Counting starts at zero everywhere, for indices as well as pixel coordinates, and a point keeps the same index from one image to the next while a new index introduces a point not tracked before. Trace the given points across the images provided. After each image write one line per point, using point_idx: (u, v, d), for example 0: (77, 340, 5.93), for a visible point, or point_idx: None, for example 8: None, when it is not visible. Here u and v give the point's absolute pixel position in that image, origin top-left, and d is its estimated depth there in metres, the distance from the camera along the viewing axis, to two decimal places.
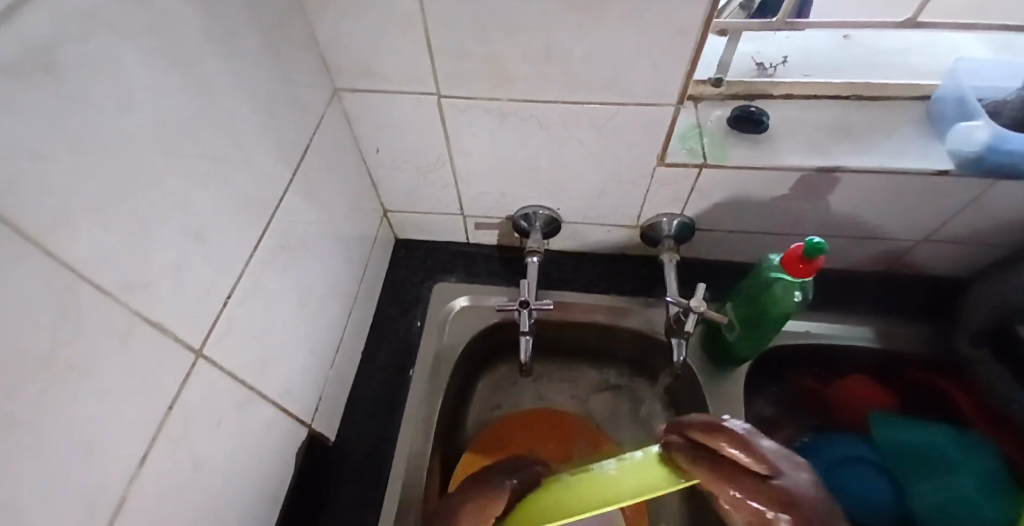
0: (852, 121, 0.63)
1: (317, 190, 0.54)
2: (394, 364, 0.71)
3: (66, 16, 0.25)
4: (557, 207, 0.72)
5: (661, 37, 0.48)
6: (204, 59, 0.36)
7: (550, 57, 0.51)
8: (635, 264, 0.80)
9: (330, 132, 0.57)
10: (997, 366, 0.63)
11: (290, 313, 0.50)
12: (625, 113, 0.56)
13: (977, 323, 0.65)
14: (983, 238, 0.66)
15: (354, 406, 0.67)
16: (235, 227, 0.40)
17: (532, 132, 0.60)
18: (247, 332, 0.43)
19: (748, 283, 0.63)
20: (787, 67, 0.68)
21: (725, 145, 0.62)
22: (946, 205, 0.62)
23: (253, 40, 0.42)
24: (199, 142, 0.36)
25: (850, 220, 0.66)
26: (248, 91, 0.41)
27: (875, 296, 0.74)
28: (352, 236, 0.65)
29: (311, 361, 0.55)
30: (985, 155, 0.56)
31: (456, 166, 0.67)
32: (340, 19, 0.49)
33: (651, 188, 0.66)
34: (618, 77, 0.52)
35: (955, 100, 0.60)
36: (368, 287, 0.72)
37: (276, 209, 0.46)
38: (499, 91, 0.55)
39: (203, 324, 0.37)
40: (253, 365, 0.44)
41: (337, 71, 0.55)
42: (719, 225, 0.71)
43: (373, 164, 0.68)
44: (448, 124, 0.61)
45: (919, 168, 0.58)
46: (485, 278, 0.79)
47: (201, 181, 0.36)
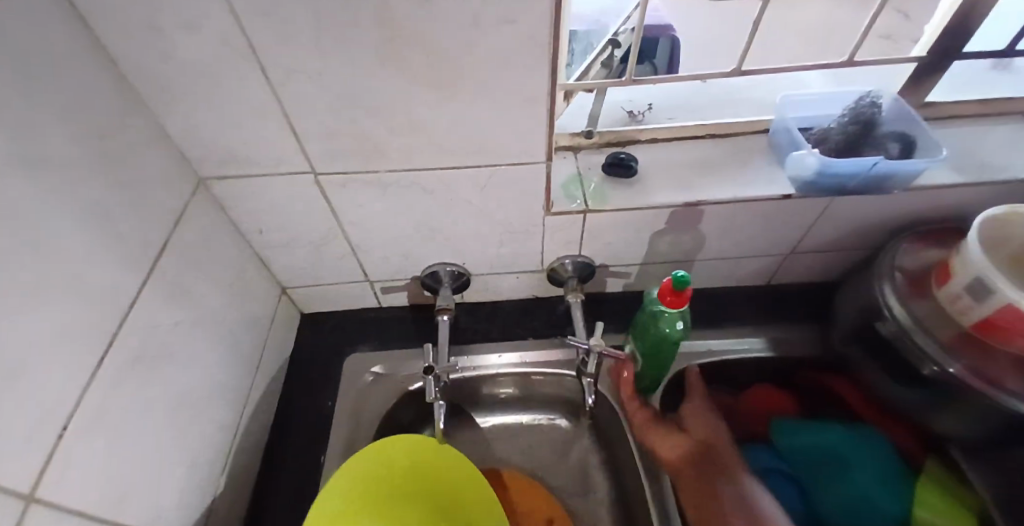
0: (711, 156, 0.69)
1: (185, 283, 0.51)
2: (303, 451, 0.67)
3: None
4: (462, 263, 0.73)
5: (516, 104, 0.50)
6: (13, 181, 0.33)
7: (418, 129, 0.52)
8: (549, 306, 0.82)
9: (199, 223, 0.55)
10: (868, 361, 0.67)
11: (159, 422, 0.46)
12: (500, 172, 0.58)
13: (847, 322, 0.70)
14: (843, 244, 0.73)
15: (260, 507, 0.62)
16: (70, 349, 0.37)
17: (417, 198, 0.61)
18: (96, 460, 0.39)
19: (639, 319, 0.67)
20: (652, 112, 0.74)
21: (604, 191, 0.66)
22: (803, 221, 0.68)
23: (83, 148, 0.40)
24: (16, 268, 0.33)
25: (725, 244, 0.72)
26: (77, 203, 0.39)
27: (767, 307, 0.80)
28: (240, 325, 0.62)
29: (193, 471, 0.51)
30: (817, 178, 0.63)
31: (349, 236, 0.66)
32: (192, 113, 0.48)
33: (545, 235, 0.68)
34: (486, 142, 0.54)
35: (786, 131, 0.68)
36: (267, 373, 0.68)
37: (125, 318, 0.43)
38: (376, 163, 0.56)
39: (30, 468, 0.34)
40: (108, 496, 0.40)
41: (200, 162, 0.53)
42: (620, 261, 0.74)
43: (260, 245, 0.65)
44: (331, 199, 0.60)
45: (769, 194, 0.64)
46: (399, 342, 0.77)
47: (21, 311, 0.33)
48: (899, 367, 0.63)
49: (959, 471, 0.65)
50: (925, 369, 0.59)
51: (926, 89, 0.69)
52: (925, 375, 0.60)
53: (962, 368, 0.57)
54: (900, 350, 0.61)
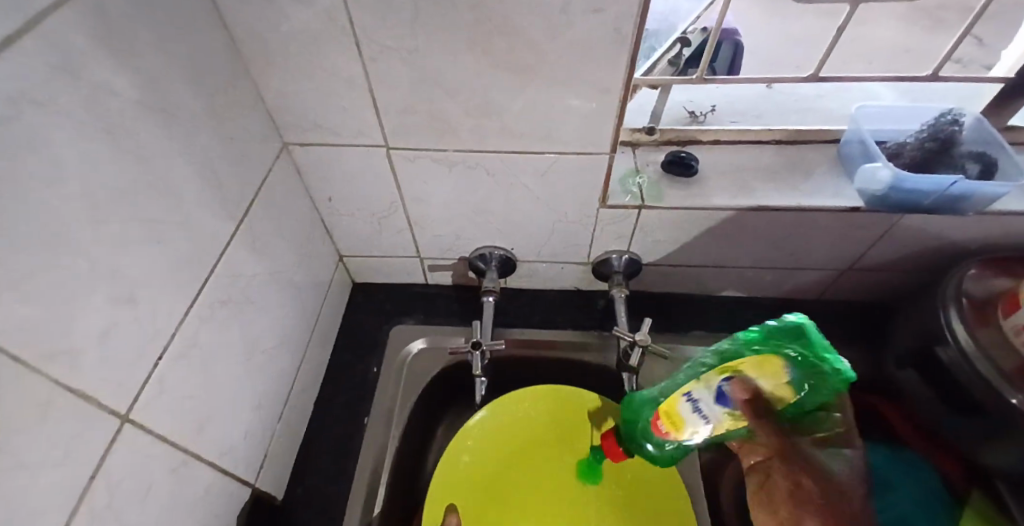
0: (774, 163, 0.68)
1: (265, 240, 0.55)
2: (348, 412, 0.70)
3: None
4: (512, 248, 0.75)
5: (588, 95, 0.51)
6: (140, 127, 0.37)
7: (491, 112, 0.54)
8: (592, 298, 0.83)
9: (280, 185, 0.58)
10: (922, 385, 0.65)
11: (234, 365, 0.50)
12: (563, 161, 0.59)
13: (905, 346, 0.68)
14: (905, 264, 0.71)
15: (304, 458, 0.66)
16: (171, 284, 0.40)
17: (480, 179, 0.63)
18: (182, 390, 0.42)
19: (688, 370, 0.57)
20: (716, 114, 0.74)
21: (661, 188, 0.66)
22: (865, 236, 0.66)
23: (194, 104, 0.43)
24: (135, 205, 0.37)
25: (780, 254, 0.71)
26: (187, 154, 0.42)
27: (817, 322, 0.78)
28: (303, 285, 0.65)
29: (255, 414, 0.55)
30: (888, 192, 0.62)
31: (411, 211, 0.69)
32: (285, 81, 0.51)
33: (598, 228, 0.69)
34: (554, 129, 0.55)
35: (860, 143, 0.66)
36: (321, 334, 0.72)
37: (216, 264, 0.46)
38: (444, 143, 0.58)
39: (131, 385, 0.37)
40: (187, 423, 0.44)
41: (285, 128, 0.57)
42: (670, 260, 0.74)
43: (326, 212, 0.69)
44: (398, 173, 0.62)
45: (833, 206, 0.62)
46: (444, 319, 0.80)
47: (135, 244, 0.37)
48: (957, 393, 0.60)
49: (1005, 503, 0.63)
50: (987, 398, 0.57)
51: (1012, 111, 0.66)
52: (985, 405, 0.57)
53: None
54: (960, 377, 0.59)
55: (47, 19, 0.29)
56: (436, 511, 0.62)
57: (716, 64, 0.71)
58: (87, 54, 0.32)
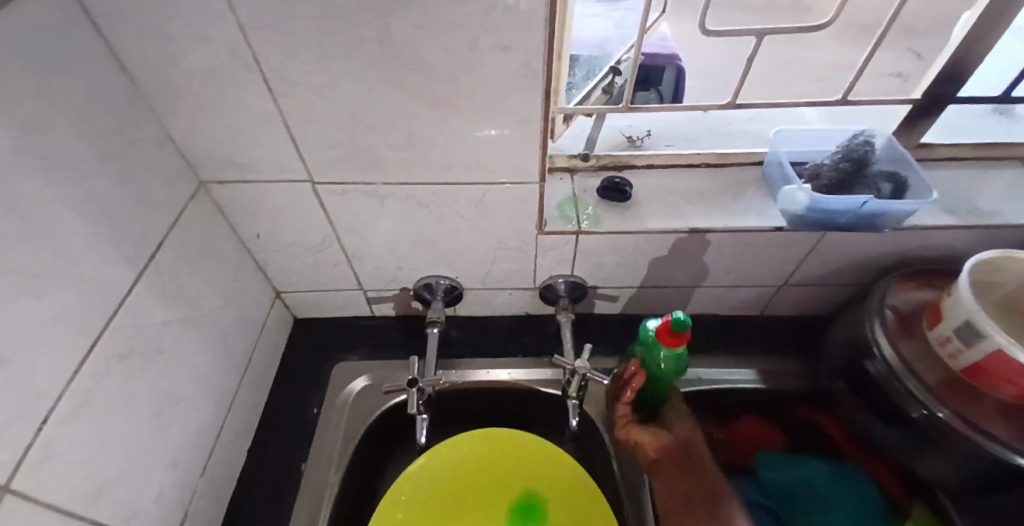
0: (705, 185, 0.70)
1: (180, 283, 0.52)
2: (285, 457, 0.67)
3: None
4: (454, 277, 0.74)
5: (510, 127, 0.52)
6: (12, 175, 0.35)
7: (415, 145, 0.53)
8: (540, 324, 0.82)
9: (198, 225, 0.56)
10: (853, 399, 0.66)
11: (142, 420, 0.47)
12: (494, 190, 0.59)
13: (836, 360, 0.69)
14: (836, 279, 0.73)
15: (235, 511, 0.62)
16: (57, 341, 0.38)
17: (413, 210, 0.62)
18: (76, 453, 0.39)
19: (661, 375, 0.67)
20: (651, 138, 0.76)
21: (597, 214, 0.67)
22: (794, 254, 0.68)
23: (85, 148, 0.41)
24: (9, 260, 0.34)
25: (717, 273, 0.72)
26: (77, 199, 0.40)
27: (760, 338, 0.80)
28: (231, 326, 0.62)
29: (172, 471, 0.51)
30: (807, 214, 0.63)
31: (346, 244, 0.67)
32: (197, 120, 0.50)
33: (538, 254, 0.69)
34: (481, 160, 0.55)
35: (779, 165, 0.68)
36: (255, 376, 0.69)
37: (116, 314, 0.44)
38: (371, 176, 0.57)
39: (8, 454, 0.34)
40: (83, 488, 0.40)
41: (202, 166, 0.55)
42: (612, 283, 0.75)
43: (257, 249, 0.67)
44: (329, 208, 0.61)
45: (761, 226, 0.64)
46: (389, 352, 0.78)
47: (11, 302, 0.34)
48: (886, 408, 0.62)
49: (943, 513, 0.64)
50: (913, 412, 0.58)
51: (921, 130, 0.69)
52: (912, 418, 0.59)
53: (951, 414, 0.56)
54: (889, 392, 0.61)
55: None
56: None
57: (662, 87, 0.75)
58: None
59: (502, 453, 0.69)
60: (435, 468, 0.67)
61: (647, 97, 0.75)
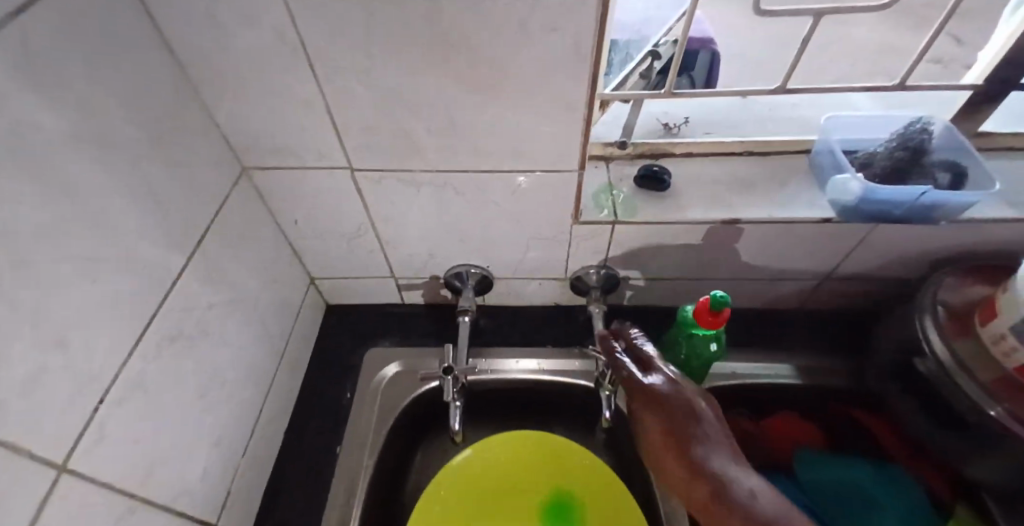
0: (747, 175, 0.68)
1: (223, 268, 0.53)
2: (321, 441, 0.68)
3: None
4: (487, 266, 0.73)
5: (551, 113, 0.51)
6: (67, 159, 0.35)
7: (454, 131, 0.52)
8: (571, 314, 0.81)
9: (239, 210, 0.56)
10: (903, 396, 0.64)
11: (189, 401, 0.48)
12: (532, 178, 0.58)
13: (884, 356, 0.67)
14: (883, 273, 0.71)
15: (273, 491, 0.63)
16: (112, 322, 0.39)
17: (449, 198, 0.61)
18: (128, 433, 0.40)
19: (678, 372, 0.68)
20: (689, 126, 0.73)
21: (635, 203, 0.65)
22: (841, 246, 0.66)
23: (135, 132, 0.41)
24: (65, 243, 0.35)
25: (757, 266, 0.70)
26: (127, 183, 0.40)
27: (799, 332, 0.78)
28: (269, 311, 0.63)
29: (216, 451, 0.52)
30: (859, 204, 0.61)
31: (380, 231, 0.67)
32: (240, 105, 0.50)
33: (573, 244, 0.68)
34: (521, 146, 0.54)
35: (830, 153, 0.66)
36: (291, 360, 0.70)
37: (165, 297, 0.44)
38: (409, 163, 0.56)
39: (68, 432, 0.35)
40: (135, 467, 0.41)
41: (243, 151, 0.55)
42: (647, 274, 0.73)
43: (293, 235, 0.67)
44: (365, 195, 0.61)
45: (807, 217, 0.62)
46: (420, 339, 0.78)
47: (68, 284, 0.35)
48: (937, 404, 0.60)
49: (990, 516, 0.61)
50: (964, 408, 0.57)
51: (981, 117, 0.66)
52: (962, 416, 0.57)
53: (1005, 413, 0.54)
54: (940, 389, 0.59)
55: None
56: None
57: (694, 72, 0.71)
58: (6, 89, 0.31)
59: (534, 453, 0.69)
60: (472, 468, 0.67)
61: (680, 83, 0.71)
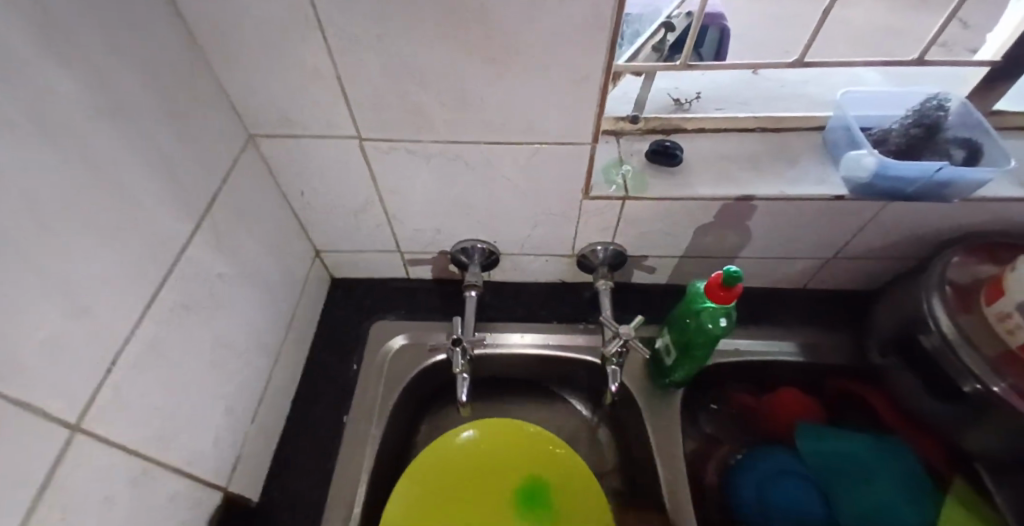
0: (759, 151, 0.67)
1: (230, 238, 0.52)
2: (329, 412, 0.68)
3: None
4: (493, 241, 0.73)
5: (567, 84, 0.50)
6: (81, 121, 0.34)
7: (467, 101, 0.51)
8: (576, 291, 0.81)
9: (246, 179, 0.55)
10: (905, 371, 0.65)
11: (201, 370, 0.48)
12: (545, 151, 0.57)
13: (888, 332, 0.68)
14: (888, 251, 0.71)
15: (283, 460, 0.64)
16: (127, 287, 0.38)
17: (458, 171, 0.60)
18: (143, 397, 0.40)
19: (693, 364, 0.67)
20: (701, 101, 0.72)
21: (646, 178, 0.65)
22: (850, 224, 0.65)
23: (146, 95, 0.40)
24: (80, 207, 0.34)
25: (765, 243, 0.70)
26: (139, 149, 0.40)
27: (802, 311, 0.78)
28: (276, 283, 0.63)
29: (227, 418, 0.53)
30: (873, 180, 0.61)
31: (388, 204, 0.66)
32: (247, 70, 0.49)
33: (582, 219, 0.67)
34: (535, 118, 0.53)
35: (844, 129, 0.65)
36: (297, 332, 0.69)
37: (177, 264, 0.44)
38: (420, 134, 0.55)
39: (84, 394, 0.35)
40: (149, 432, 0.41)
41: (250, 119, 0.54)
42: (655, 251, 0.73)
43: (299, 207, 0.66)
44: (373, 166, 0.60)
45: (819, 194, 0.62)
46: (426, 314, 0.78)
47: (86, 250, 0.34)
48: (939, 380, 0.61)
49: (984, 487, 0.63)
50: (967, 386, 0.57)
51: (998, 96, 0.65)
52: (965, 392, 0.58)
53: (1008, 388, 0.55)
54: (944, 365, 0.59)
55: None
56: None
57: (703, 49, 0.70)
58: (21, 46, 0.30)
59: (509, 435, 0.69)
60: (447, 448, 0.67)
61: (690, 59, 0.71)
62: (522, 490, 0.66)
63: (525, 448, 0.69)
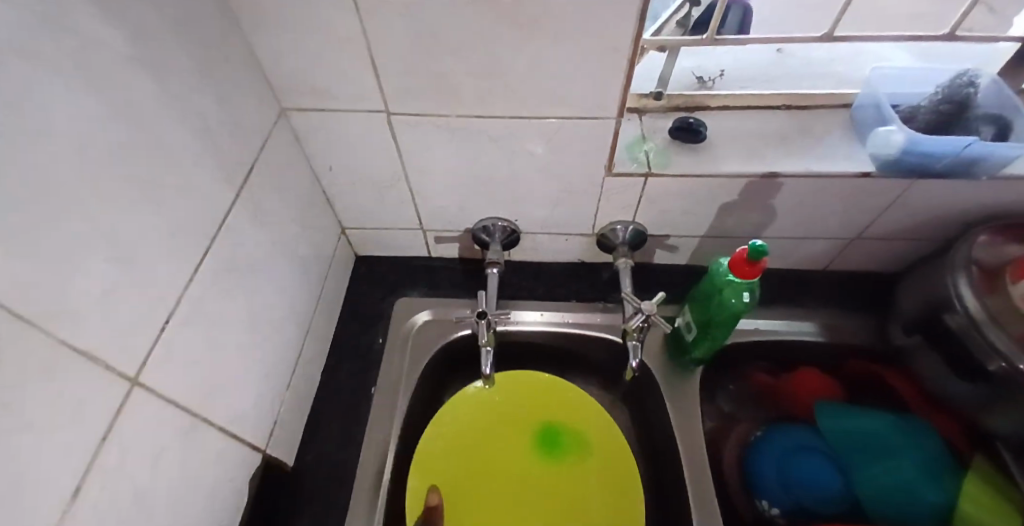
0: (783, 129, 0.67)
1: (265, 208, 0.54)
2: (355, 383, 0.70)
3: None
4: (515, 219, 0.74)
5: (594, 54, 0.50)
6: (131, 82, 0.36)
7: (494, 72, 0.52)
8: (595, 270, 0.82)
9: (279, 152, 0.57)
10: (929, 351, 0.66)
11: (239, 333, 0.50)
12: (569, 125, 0.58)
13: (911, 312, 0.68)
14: (913, 232, 0.70)
15: (312, 427, 0.66)
16: (173, 247, 0.40)
17: (484, 146, 0.61)
18: (189, 355, 0.42)
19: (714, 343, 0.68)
20: (724, 79, 0.72)
21: (669, 154, 0.65)
22: (876, 203, 0.65)
23: (189, 63, 0.42)
24: (131, 166, 0.36)
25: (788, 222, 0.70)
26: (183, 116, 0.41)
27: (823, 293, 0.78)
28: (306, 256, 0.65)
29: (262, 382, 0.55)
30: (902, 157, 0.61)
31: (412, 181, 0.67)
32: (281, 41, 0.50)
33: (603, 197, 0.68)
34: (560, 91, 0.54)
35: (874, 107, 0.65)
36: (325, 305, 0.71)
37: (218, 230, 0.46)
38: (447, 107, 0.56)
39: (139, 348, 0.37)
40: (195, 388, 0.44)
41: (283, 92, 0.55)
42: (676, 230, 0.73)
43: (326, 182, 0.68)
44: (400, 140, 0.61)
45: (844, 171, 0.61)
46: (448, 291, 0.79)
47: (136, 208, 0.36)
48: (962, 358, 0.61)
49: (1005, 469, 0.63)
50: (991, 364, 0.58)
51: None
52: (989, 369, 0.58)
53: None
54: (967, 344, 0.60)
55: None
56: (419, 492, 0.64)
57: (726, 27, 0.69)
58: (79, 6, 0.31)
59: (520, 386, 0.74)
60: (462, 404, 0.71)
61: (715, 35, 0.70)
62: (542, 435, 0.71)
63: (536, 395, 0.74)
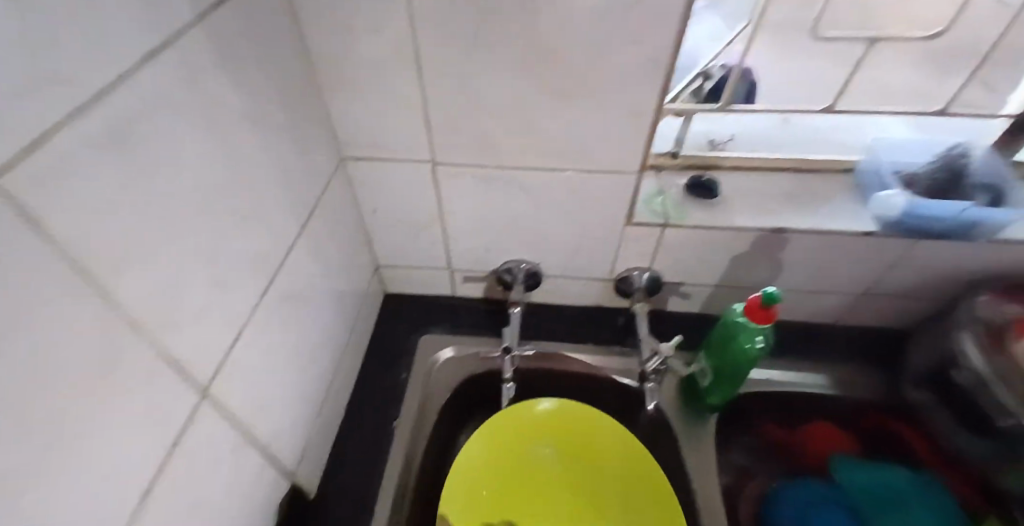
0: (790, 190, 0.73)
1: (319, 243, 0.60)
2: (380, 414, 0.73)
3: (145, 103, 0.32)
4: (539, 262, 0.78)
5: (623, 119, 0.57)
6: (236, 133, 0.42)
7: (532, 132, 0.59)
8: (611, 314, 0.85)
9: (333, 195, 0.63)
10: (941, 406, 0.68)
11: (288, 355, 0.54)
12: (596, 179, 0.64)
13: (922, 367, 0.71)
14: (920, 291, 0.74)
15: (338, 455, 0.69)
16: (249, 276, 0.45)
17: (515, 195, 0.67)
18: (246, 375, 0.46)
19: (729, 391, 0.70)
20: (735, 142, 0.77)
21: (686, 208, 0.70)
22: (880, 262, 0.70)
23: (277, 116, 0.49)
24: (229, 201, 0.42)
25: (799, 277, 0.74)
26: (269, 160, 0.47)
27: (836, 346, 0.80)
28: (346, 289, 0.69)
29: (301, 405, 0.58)
30: (903, 218, 0.66)
31: (446, 224, 0.73)
32: (350, 99, 0.57)
33: (623, 244, 0.73)
34: (591, 149, 0.60)
35: (874, 173, 0.71)
36: (356, 337, 0.76)
37: (282, 260, 0.51)
38: (486, 159, 0.63)
39: (213, 362, 0.41)
40: (247, 405, 0.47)
41: (344, 143, 0.62)
42: (691, 278, 0.77)
43: (369, 222, 0.73)
44: (440, 188, 0.67)
45: (847, 231, 0.66)
46: (471, 329, 0.83)
47: (228, 236, 0.42)
48: (976, 415, 0.63)
49: None
50: (1006, 421, 0.60)
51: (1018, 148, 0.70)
52: (1003, 427, 0.61)
53: None
54: (979, 399, 0.62)
55: (182, 38, 0.35)
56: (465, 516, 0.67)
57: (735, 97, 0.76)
58: (210, 69, 0.38)
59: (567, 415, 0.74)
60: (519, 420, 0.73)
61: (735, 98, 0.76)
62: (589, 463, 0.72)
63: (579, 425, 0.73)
